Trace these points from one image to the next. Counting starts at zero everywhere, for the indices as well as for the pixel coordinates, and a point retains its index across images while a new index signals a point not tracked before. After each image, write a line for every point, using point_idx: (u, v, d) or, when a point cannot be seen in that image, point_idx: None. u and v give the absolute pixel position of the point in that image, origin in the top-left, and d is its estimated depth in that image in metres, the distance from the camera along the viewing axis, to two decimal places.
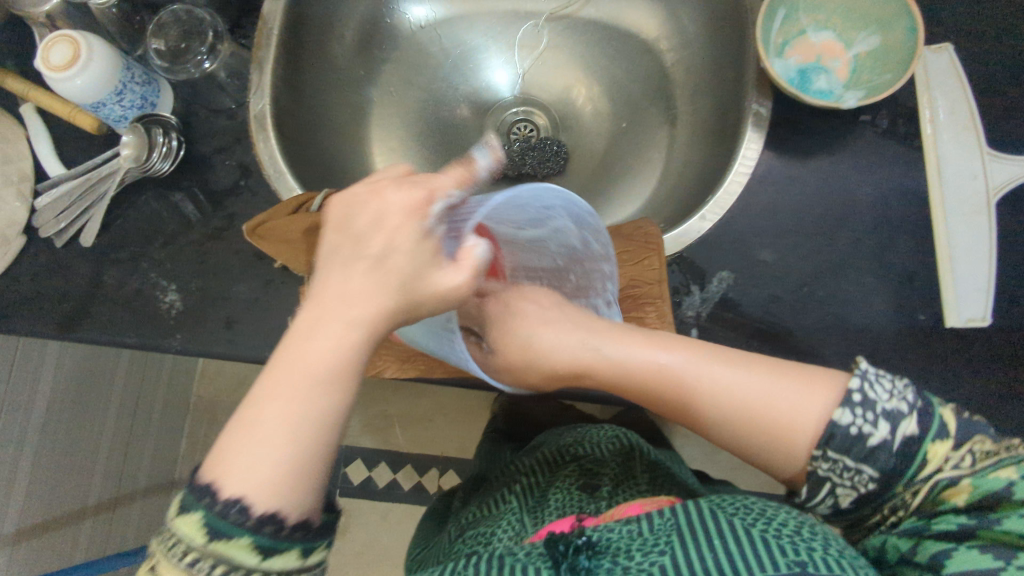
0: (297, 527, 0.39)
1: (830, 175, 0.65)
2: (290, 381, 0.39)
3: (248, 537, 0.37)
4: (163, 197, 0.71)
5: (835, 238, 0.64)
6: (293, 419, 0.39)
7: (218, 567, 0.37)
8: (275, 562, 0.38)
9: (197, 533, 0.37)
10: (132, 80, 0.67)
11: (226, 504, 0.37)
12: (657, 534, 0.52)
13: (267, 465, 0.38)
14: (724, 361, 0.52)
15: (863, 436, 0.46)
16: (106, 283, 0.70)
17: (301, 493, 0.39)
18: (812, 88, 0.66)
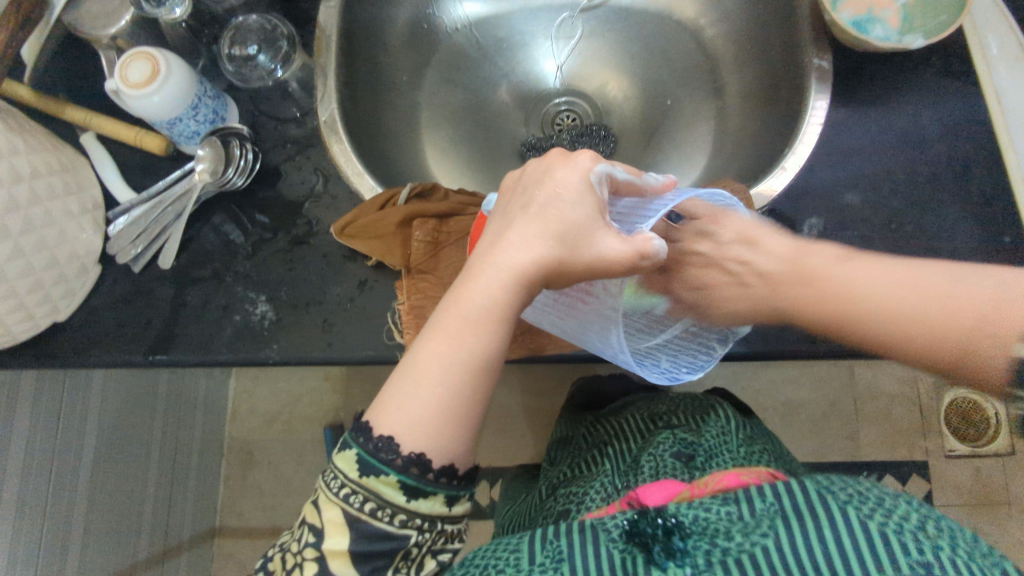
0: (441, 472, 0.43)
1: (897, 117, 0.68)
2: (450, 329, 0.45)
3: (395, 475, 0.42)
4: (243, 210, 0.70)
5: (912, 175, 0.67)
6: (448, 363, 0.45)
7: (369, 502, 0.42)
8: (422, 503, 0.43)
9: (353, 470, 0.43)
10: (205, 94, 0.66)
11: (379, 441, 0.43)
12: (761, 518, 0.48)
13: (422, 404, 0.44)
14: (900, 270, 0.49)
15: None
16: (191, 303, 0.68)
17: (447, 437, 0.44)
18: (874, 34, 0.68)
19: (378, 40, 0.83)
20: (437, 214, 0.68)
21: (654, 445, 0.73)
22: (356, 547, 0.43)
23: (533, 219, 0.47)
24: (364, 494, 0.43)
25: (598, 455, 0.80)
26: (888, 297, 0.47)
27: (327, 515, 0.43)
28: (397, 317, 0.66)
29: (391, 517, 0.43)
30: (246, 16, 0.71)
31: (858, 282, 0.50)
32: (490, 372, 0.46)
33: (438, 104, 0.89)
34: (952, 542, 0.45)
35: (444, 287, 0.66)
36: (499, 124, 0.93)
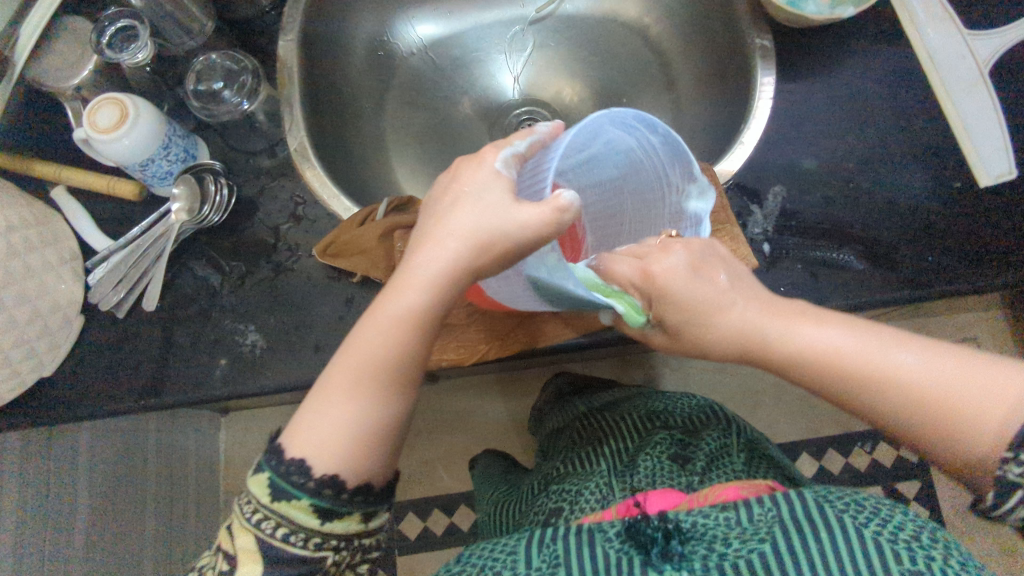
0: (352, 491, 0.44)
1: (839, 83, 0.72)
2: (370, 342, 0.46)
3: (308, 499, 0.43)
4: (225, 244, 0.71)
5: (862, 136, 0.70)
6: (369, 372, 0.46)
7: (280, 529, 0.43)
8: (334, 525, 0.44)
9: (264, 496, 0.43)
10: (175, 134, 0.67)
11: (290, 465, 0.44)
12: (759, 526, 0.51)
13: (336, 419, 0.45)
14: (914, 348, 0.46)
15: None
16: (179, 341, 0.68)
17: (364, 450, 0.45)
18: (808, 9, 0.71)
19: (338, 69, 0.85)
20: None
21: (651, 447, 0.73)
22: (268, 574, 0.43)
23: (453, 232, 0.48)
24: (275, 522, 0.43)
25: (593, 451, 0.78)
26: (906, 371, 0.45)
27: (240, 542, 0.43)
28: None
29: (303, 540, 0.43)
30: (207, 54, 0.73)
31: (855, 351, 0.47)
32: (404, 383, 0.47)
33: (402, 126, 0.92)
34: (943, 554, 0.49)
35: None
36: (464, 138, 0.95)
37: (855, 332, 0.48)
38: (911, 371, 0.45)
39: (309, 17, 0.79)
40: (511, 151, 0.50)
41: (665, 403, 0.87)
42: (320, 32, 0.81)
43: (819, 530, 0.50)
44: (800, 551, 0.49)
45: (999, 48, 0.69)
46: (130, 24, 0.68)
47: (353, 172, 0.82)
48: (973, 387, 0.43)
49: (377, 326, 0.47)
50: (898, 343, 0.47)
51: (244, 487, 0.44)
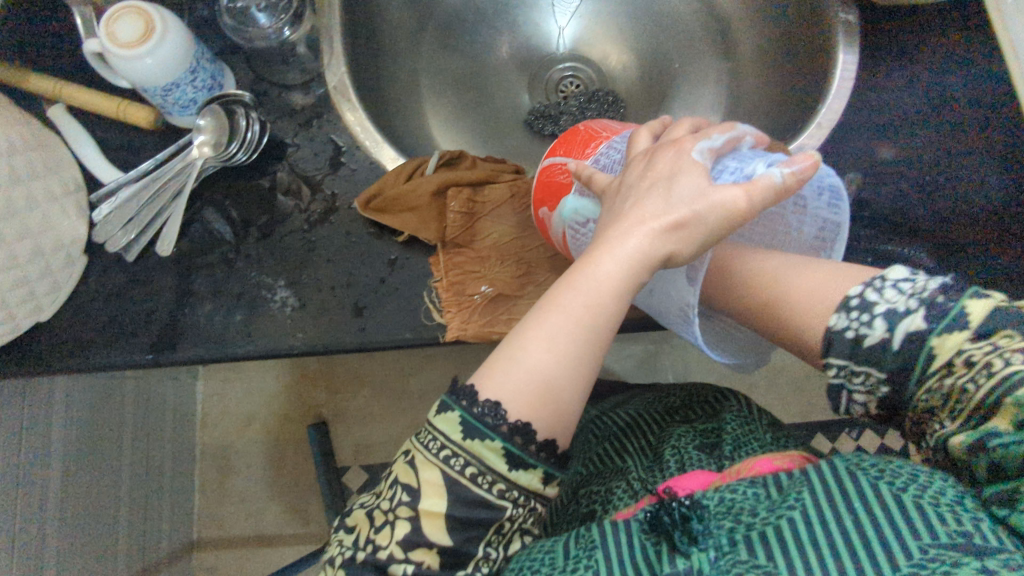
0: (541, 449, 0.42)
1: (922, 71, 0.68)
2: (580, 302, 0.43)
3: (501, 441, 0.42)
4: (250, 187, 0.63)
5: (941, 127, 0.67)
6: (580, 330, 0.43)
7: (471, 468, 0.42)
8: (523, 475, 0.42)
9: (456, 431, 0.42)
10: (203, 56, 0.59)
11: (486, 407, 0.42)
12: (790, 496, 0.45)
13: (534, 374, 0.43)
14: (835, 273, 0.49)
15: (862, 332, 0.45)
16: (197, 292, 0.61)
17: (560, 403, 0.43)
18: None
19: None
20: (473, 183, 0.64)
21: (675, 436, 0.66)
22: (453, 510, 0.42)
23: (677, 206, 0.43)
24: (468, 460, 0.42)
25: (616, 449, 0.72)
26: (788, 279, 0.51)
27: (424, 475, 0.43)
28: (434, 294, 0.61)
29: (489, 484, 0.42)
30: None
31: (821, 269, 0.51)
32: (597, 355, 0.44)
33: (438, 72, 0.84)
34: (1002, 512, 0.39)
35: (484, 262, 0.63)
36: (499, 93, 0.88)
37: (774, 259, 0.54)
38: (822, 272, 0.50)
39: None
40: (706, 146, 0.46)
41: (682, 390, 0.78)
42: None
43: (853, 501, 0.43)
44: (826, 519, 0.43)
45: None
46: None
47: (389, 117, 0.74)
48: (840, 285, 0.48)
49: (585, 286, 0.43)
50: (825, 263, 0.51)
51: (428, 425, 0.44)
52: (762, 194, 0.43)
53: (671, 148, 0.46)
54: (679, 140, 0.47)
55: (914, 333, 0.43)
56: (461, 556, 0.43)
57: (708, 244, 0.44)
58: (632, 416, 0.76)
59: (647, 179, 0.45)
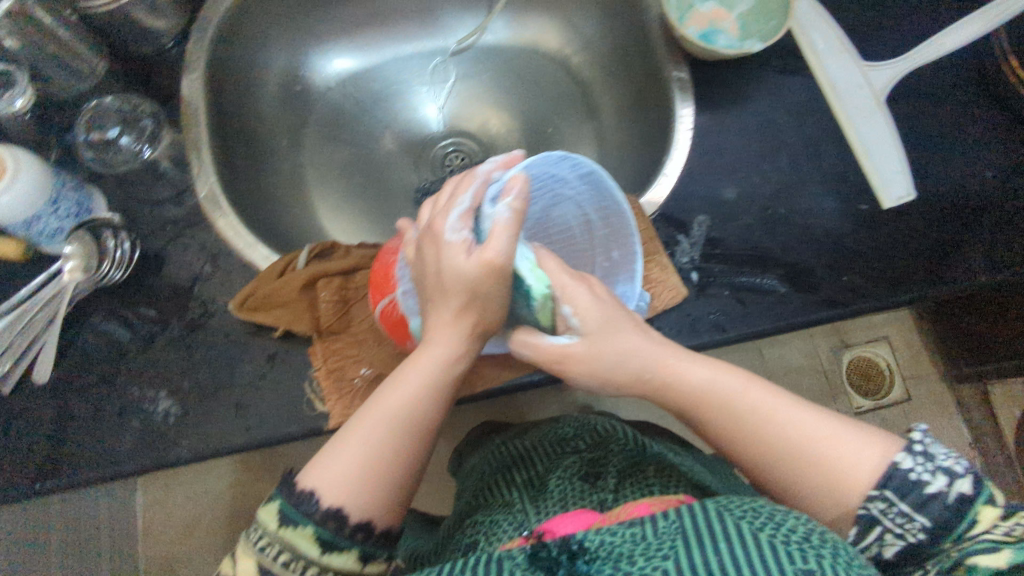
0: (361, 528, 0.46)
1: (755, 114, 0.74)
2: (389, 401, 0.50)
3: (311, 527, 0.45)
4: (125, 304, 0.65)
5: (776, 163, 0.73)
6: (392, 421, 0.49)
7: (285, 555, 0.44)
8: (334, 558, 0.45)
9: (273, 522, 0.45)
10: (64, 187, 0.62)
11: (304, 496, 0.46)
12: (664, 540, 0.46)
13: (360, 464, 0.48)
14: (816, 413, 0.53)
15: (920, 484, 0.47)
16: (78, 415, 0.61)
17: (377, 484, 0.48)
18: (718, 44, 0.75)
19: (250, 106, 0.80)
20: (342, 272, 0.66)
21: (561, 469, 0.70)
22: None
23: (457, 294, 0.49)
24: (281, 551, 0.44)
25: (503, 480, 0.72)
26: (789, 428, 0.52)
27: (242, 567, 0.45)
28: (315, 384, 0.63)
29: (303, 569, 0.44)
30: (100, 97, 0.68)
31: (771, 410, 0.53)
32: (420, 435, 0.50)
33: (323, 164, 0.88)
34: (832, 549, 0.44)
35: (363, 342, 0.65)
36: (388, 174, 0.92)
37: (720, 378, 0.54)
38: (792, 416, 0.52)
39: (215, 54, 0.74)
40: (455, 214, 0.51)
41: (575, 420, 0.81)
42: (228, 69, 0.77)
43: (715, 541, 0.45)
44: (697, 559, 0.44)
45: (892, 77, 0.73)
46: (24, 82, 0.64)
47: (271, 214, 0.77)
48: (857, 449, 0.50)
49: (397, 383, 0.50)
50: (796, 404, 0.53)
51: (253, 520, 0.46)
52: (502, 234, 0.48)
53: (431, 239, 0.51)
54: (435, 225, 0.51)
55: (941, 519, 0.46)
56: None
57: (499, 304, 0.51)
58: (525, 446, 0.78)
59: (427, 271, 0.52)
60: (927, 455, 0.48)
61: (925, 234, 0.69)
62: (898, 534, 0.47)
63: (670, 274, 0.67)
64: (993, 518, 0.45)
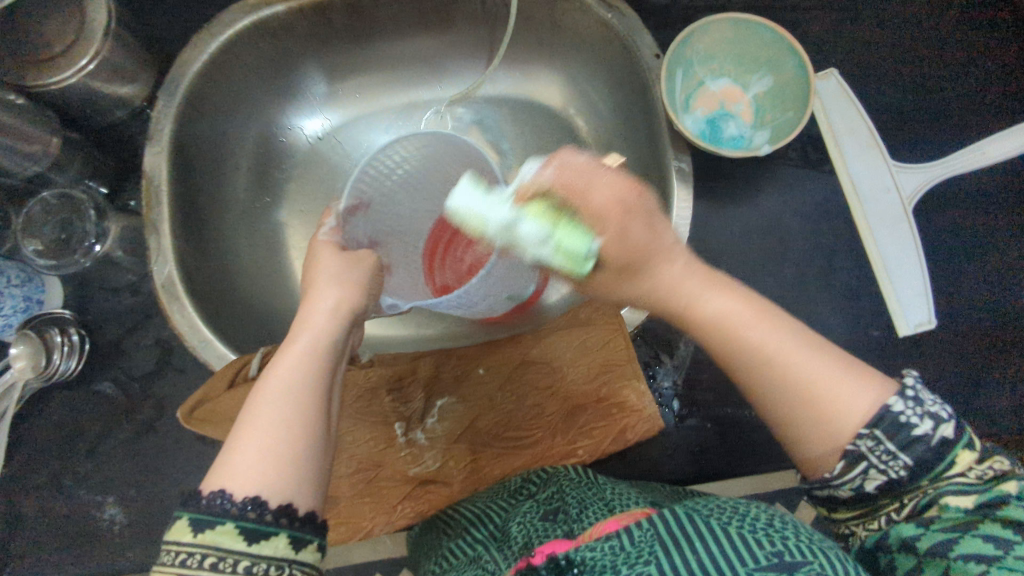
0: (279, 514, 0.36)
1: (765, 213, 0.66)
2: (277, 379, 0.41)
3: (232, 522, 0.35)
4: (77, 400, 0.63)
5: (783, 273, 0.65)
6: (288, 394, 0.40)
7: (209, 558, 0.34)
8: (264, 548, 0.35)
9: (187, 535, 0.34)
10: (10, 283, 0.60)
11: (211, 497, 0.35)
12: (643, 547, 0.39)
13: (271, 436, 0.38)
14: (812, 350, 0.39)
15: (908, 427, 0.36)
16: (24, 518, 0.60)
17: (298, 470, 0.38)
18: (725, 135, 0.67)
19: (222, 168, 0.75)
20: None
21: None
22: None
23: (315, 280, 0.49)
24: (200, 558, 0.34)
25: None
26: (792, 369, 0.38)
27: None
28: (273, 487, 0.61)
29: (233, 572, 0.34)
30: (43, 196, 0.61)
31: (785, 347, 0.39)
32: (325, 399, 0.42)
33: (304, 223, 0.82)
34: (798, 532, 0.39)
35: None
36: None
37: (719, 294, 0.41)
38: (802, 360, 0.38)
39: (183, 122, 0.70)
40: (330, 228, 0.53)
41: None
42: (197, 133, 0.72)
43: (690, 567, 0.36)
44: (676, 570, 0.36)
45: (921, 185, 0.66)
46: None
47: (239, 289, 0.73)
48: (855, 399, 0.37)
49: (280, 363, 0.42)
50: (805, 339, 0.40)
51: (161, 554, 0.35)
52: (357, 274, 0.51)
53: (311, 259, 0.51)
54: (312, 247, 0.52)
55: (926, 459, 0.36)
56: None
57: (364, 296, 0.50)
58: None
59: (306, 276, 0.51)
60: (918, 401, 0.37)
61: (930, 364, 0.65)
62: (878, 469, 0.36)
63: (648, 404, 0.60)
64: (969, 463, 0.36)
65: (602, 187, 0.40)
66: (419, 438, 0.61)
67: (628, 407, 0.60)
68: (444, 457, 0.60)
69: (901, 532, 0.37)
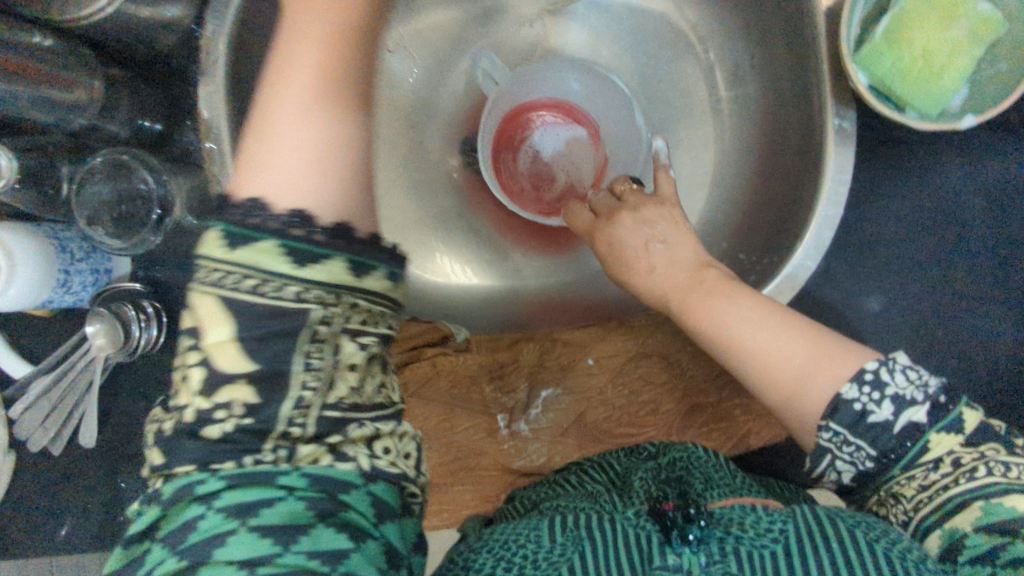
0: (335, 236, 0.32)
1: (933, 193, 0.57)
2: (299, 87, 0.34)
3: (343, 255, 0.32)
4: (164, 372, 0.61)
5: (948, 267, 0.57)
6: (315, 119, 0.34)
7: (250, 278, 0.30)
8: (316, 272, 0.31)
9: (218, 246, 0.31)
10: (74, 259, 0.54)
11: (251, 208, 0.32)
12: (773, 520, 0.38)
13: (298, 128, 0.33)
14: (789, 324, 0.41)
15: (864, 415, 0.37)
16: (130, 482, 0.62)
17: (350, 186, 0.34)
18: (926, 94, 0.49)
19: None
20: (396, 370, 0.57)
21: None
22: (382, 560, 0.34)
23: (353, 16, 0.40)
24: (239, 275, 0.30)
25: None
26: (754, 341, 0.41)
27: (213, 335, 0.31)
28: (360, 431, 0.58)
29: (282, 291, 0.31)
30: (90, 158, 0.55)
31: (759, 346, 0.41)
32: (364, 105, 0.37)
33: None
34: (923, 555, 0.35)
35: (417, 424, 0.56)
36: None
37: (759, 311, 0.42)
38: (756, 341, 0.41)
39: None
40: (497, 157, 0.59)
41: None
42: None
43: (826, 538, 0.36)
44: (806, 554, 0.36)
45: None
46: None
47: None
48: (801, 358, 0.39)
49: (299, 68, 0.35)
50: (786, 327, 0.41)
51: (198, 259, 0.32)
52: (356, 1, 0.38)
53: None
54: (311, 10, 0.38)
55: (891, 452, 0.37)
56: (276, 382, 0.31)
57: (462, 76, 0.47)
58: None
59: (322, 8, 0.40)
60: (878, 388, 0.37)
61: None
62: (849, 460, 0.38)
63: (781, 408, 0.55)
64: (955, 444, 0.37)
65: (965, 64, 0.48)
66: (523, 430, 0.57)
67: (755, 409, 0.55)
68: (548, 452, 0.56)
69: (935, 530, 0.36)
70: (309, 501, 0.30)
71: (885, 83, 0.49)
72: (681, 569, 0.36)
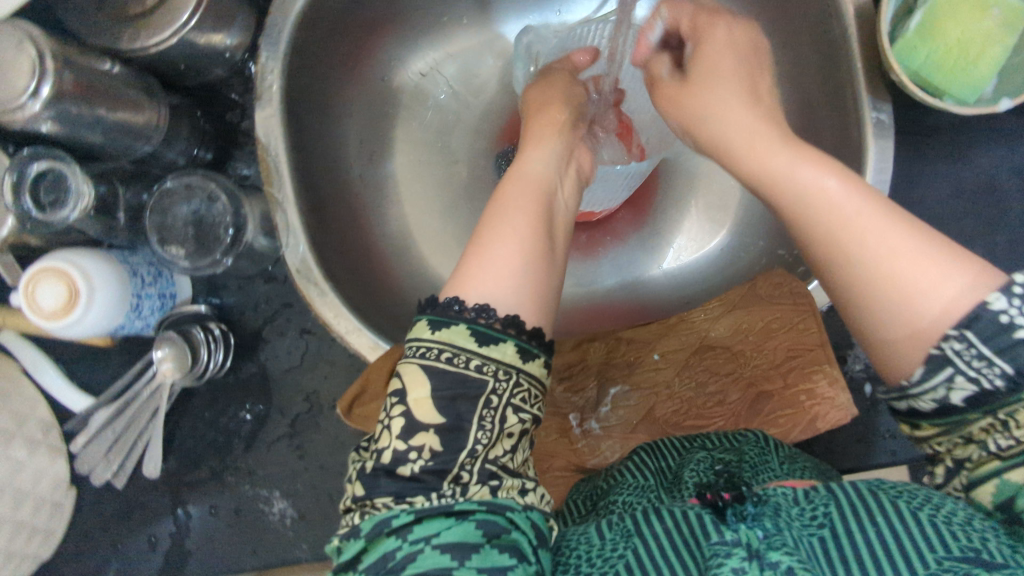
0: (507, 324, 0.34)
1: (969, 175, 0.60)
2: (521, 211, 0.39)
3: (465, 323, 0.34)
4: (226, 394, 0.61)
5: (992, 244, 0.60)
6: (530, 239, 0.37)
7: (446, 353, 0.34)
8: (492, 350, 0.34)
9: (425, 331, 0.35)
10: (144, 284, 0.54)
11: (476, 310, 0.34)
12: (815, 507, 0.35)
13: (518, 244, 0.37)
14: (903, 228, 0.33)
15: (1008, 328, 0.30)
16: (193, 511, 0.61)
17: (548, 305, 0.37)
18: (961, 81, 0.52)
19: (333, 125, 0.67)
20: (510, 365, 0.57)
21: None
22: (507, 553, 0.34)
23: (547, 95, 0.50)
24: (438, 353, 0.34)
25: None
26: (872, 242, 0.33)
27: (414, 392, 0.33)
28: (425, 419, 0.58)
29: (464, 362, 0.33)
30: (160, 183, 0.54)
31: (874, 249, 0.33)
32: (557, 247, 0.39)
33: (414, 177, 0.74)
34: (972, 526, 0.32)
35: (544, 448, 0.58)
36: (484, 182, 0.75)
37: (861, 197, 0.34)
38: (873, 244, 0.33)
39: (293, 74, 0.61)
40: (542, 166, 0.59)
41: None
42: (305, 87, 0.62)
43: (873, 514, 0.34)
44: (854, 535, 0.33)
45: None
46: (48, 167, 0.48)
47: (371, 264, 0.67)
48: (924, 263, 0.32)
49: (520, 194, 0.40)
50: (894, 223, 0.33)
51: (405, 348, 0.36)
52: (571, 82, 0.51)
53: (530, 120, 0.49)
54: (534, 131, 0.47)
55: None
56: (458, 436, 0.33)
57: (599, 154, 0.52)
58: None
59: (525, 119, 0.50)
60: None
61: None
62: (976, 377, 0.31)
63: (844, 391, 0.55)
64: None
65: (998, 50, 0.51)
66: (594, 428, 0.58)
67: (819, 395, 0.55)
68: (622, 447, 0.57)
69: (991, 479, 0.32)
70: (445, 544, 0.31)
71: (922, 73, 0.52)
72: (738, 543, 0.33)
